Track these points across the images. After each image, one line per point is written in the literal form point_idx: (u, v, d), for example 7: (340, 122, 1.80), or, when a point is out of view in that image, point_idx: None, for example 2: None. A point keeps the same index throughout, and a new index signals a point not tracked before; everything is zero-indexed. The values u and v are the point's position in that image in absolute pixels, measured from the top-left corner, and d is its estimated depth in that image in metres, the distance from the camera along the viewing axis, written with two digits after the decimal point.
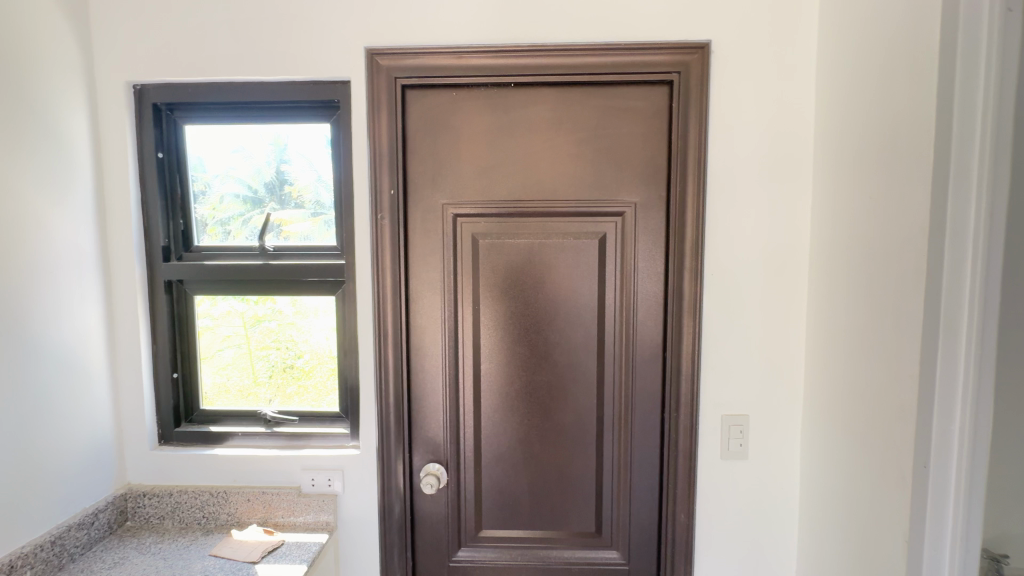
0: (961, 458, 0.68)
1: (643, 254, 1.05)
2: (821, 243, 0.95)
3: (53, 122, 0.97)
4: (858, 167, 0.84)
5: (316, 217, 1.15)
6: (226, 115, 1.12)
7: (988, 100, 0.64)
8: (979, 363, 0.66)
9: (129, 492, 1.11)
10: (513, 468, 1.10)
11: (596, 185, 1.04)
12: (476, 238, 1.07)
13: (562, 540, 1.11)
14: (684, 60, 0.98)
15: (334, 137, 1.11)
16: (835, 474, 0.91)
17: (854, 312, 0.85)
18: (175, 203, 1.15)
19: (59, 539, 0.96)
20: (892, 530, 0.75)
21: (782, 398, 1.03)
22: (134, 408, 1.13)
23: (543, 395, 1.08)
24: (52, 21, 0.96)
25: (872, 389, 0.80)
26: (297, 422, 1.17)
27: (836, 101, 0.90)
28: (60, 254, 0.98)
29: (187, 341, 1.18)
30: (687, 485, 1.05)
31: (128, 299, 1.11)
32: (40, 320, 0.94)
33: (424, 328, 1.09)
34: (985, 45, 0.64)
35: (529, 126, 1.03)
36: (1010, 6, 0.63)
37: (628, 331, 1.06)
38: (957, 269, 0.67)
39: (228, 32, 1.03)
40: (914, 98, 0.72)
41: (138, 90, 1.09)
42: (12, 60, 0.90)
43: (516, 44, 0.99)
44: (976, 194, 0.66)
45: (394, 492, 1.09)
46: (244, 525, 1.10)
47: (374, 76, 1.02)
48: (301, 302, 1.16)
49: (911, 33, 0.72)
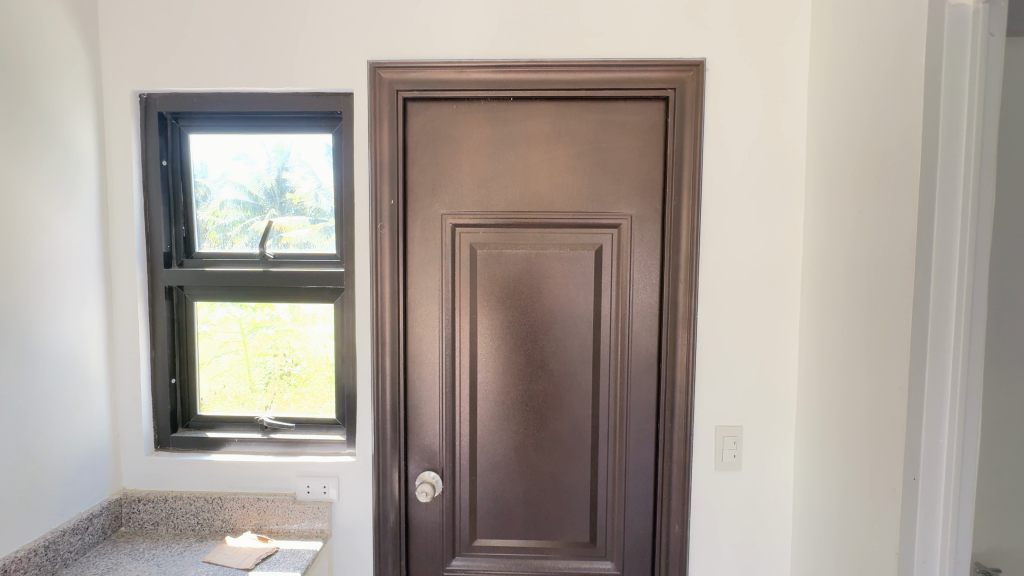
0: (950, 468, 0.69)
1: (638, 265, 1.06)
2: (814, 257, 0.97)
3: (61, 129, 0.99)
4: (848, 183, 0.86)
5: (316, 224, 1.16)
6: (229, 124, 1.14)
7: (972, 120, 0.67)
8: (967, 376, 0.68)
9: (124, 497, 1.11)
10: (508, 477, 1.10)
11: (592, 197, 1.06)
12: (474, 248, 1.08)
13: (556, 550, 1.11)
14: (679, 77, 1.01)
15: (336, 147, 1.13)
16: (827, 486, 0.92)
17: (844, 324, 0.87)
18: (177, 210, 1.17)
19: (53, 544, 0.96)
20: (882, 540, 0.76)
21: (775, 410, 1.04)
22: (132, 413, 1.13)
23: (539, 404, 1.09)
24: (62, 33, 0.99)
25: (862, 401, 0.82)
26: (293, 428, 1.18)
27: (828, 116, 0.93)
28: (64, 259, 1.00)
29: (185, 347, 1.19)
30: (681, 495, 1.05)
31: (128, 303, 1.12)
32: (42, 322, 0.95)
33: (422, 336, 1.10)
34: (969, 68, 0.66)
35: (528, 139, 1.05)
36: (992, 31, 0.66)
37: (624, 341, 1.07)
38: (945, 283, 0.68)
39: (234, 44, 1.05)
40: (901, 117, 0.74)
41: (144, 99, 1.11)
42: (22, 69, 0.92)
43: (516, 60, 1.02)
44: (962, 208, 0.67)
45: (388, 500, 1.09)
46: (239, 532, 1.10)
47: (376, 88, 1.04)
48: (300, 309, 1.17)
49: (899, 52, 0.75)
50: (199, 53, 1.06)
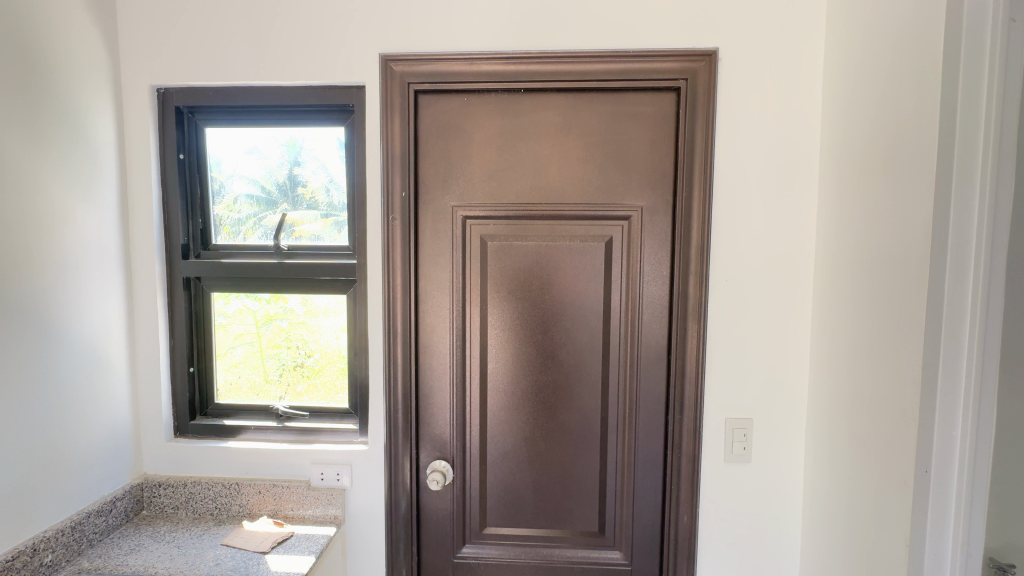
0: (963, 462, 0.68)
1: (648, 257, 1.06)
2: (827, 248, 0.96)
3: (83, 123, 1.02)
4: (863, 172, 0.85)
5: (328, 217, 1.18)
6: (243, 118, 1.16)
7: (990, 109, 0.65)
8: (982, 366, 0.67)
9: (145, 482, 1.15)
10: (518, 466, 1.12)
11: (603, 189, 1.06)
12: (485, 239, 1.09)
13: (565, 540, 1.12)
14: (691, 67, 1.00)
15: (347, 140, 1.15)
16: (839, 479, 0.91)
17: (857, 316, 0.86)
18: (194, 202, 1.19)
19: (79, 525, 1.00)
20: (893, 533, 0.76)
21: (786, 402, 1.04)
22: (152, 401, 1.16)
23: (548, 394, 1.10)
24: (83, 31, 1.01)
25: (873, 393, 0.81)
26: (308, 416, 1.20)
27: (843, 105, 0.91)
28: (86, 250, 1.03)
29: (203, 337, 1.22)
30: (690, 487, 1.06)
31: (148, 294, 1.15)
32: (67, 311, 0.99)
33: (433, 326, 1.11)
34: (989, 55, 0.65)
35: (538, 131, 1.06)
36: (1014, 16, 0.64)
37: (634, 332, 1.08)
38: (959, 275, 0.67)
39: (248, 38, 1.06)
40: (919, 106, 0.73)
41: (162, 93, 1.13)
42: (43, 64, 0.94)
43: (526, 52, 1.02)
44: (979, 200, 0.67)
45: (400, 487, 1.11)
46: (255, 517, 1.12)
47: (388, 80, 1.05)
48: (312, 301, 1.19)
49: (917, 40, 0.73)
50: (215, 48, 1.07)
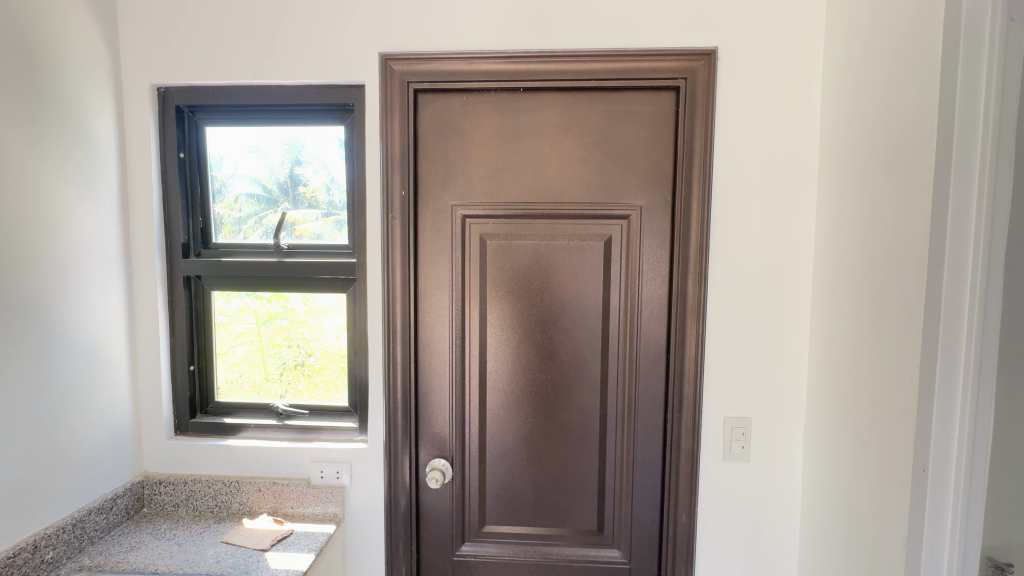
0: (960, 461, 0.68)
1: (648, 256, 1.07)
2: (826, 246, 0.96)
3: (83, 122, 1.02)
4: (861, 172, 0.85)
5: (328, 217, 1.18)
6: (243, 116, 1.16)
7: (988, 108, 0.65)
8: (980, 365, 0.67)
9: (146, 479, 1.15)
10: (517, 464, 1.12)
11: (602, 188, 1.06)
12: (484, 238, 1.09)
13: (564, 538, 1.12)
14: (690, 67, 1.00)
15: (347, 139, 1.15)
16: (837, 478, 0.91)
17: (855, 314, 0.86)
18: (194, 201, 1.19)
19: (80, 522, 1.00)
20: (891, 532, 0.76)
21: (785, 401, 1.04)
22: (152, 399, 1.17)
23: (547, 393, 1.10)
24: (84, 30, 1.02)
25: (871, 392, 0.81)
26: (308, 415, 1.20)
27: (842, 104, 0.91)
28: (87, 249, 1.03)
29: (204, 336, 1.22)
30: (688, 486, 1.06)
31: (148, 292, 1.15)
32: (68, 310, 0.99)
33: (433, 325, 1.12)
34: (988, 55, 0.65)
35: (537, 130, 1.06)
36: (1012, 15, 0.64)
37: (633, 331, 1.08)
38: (957, 274, 0.67)
39: (248, 37, 1.07)
40: (917, 106, 0.73)
41: (162, 93, 1.14)
42: (44, 63, 0.94)
43: (525, 51, 1.02)
44: (977, 200, 0.66)
45: (400, 485, 1.11)
46: (255, 514, 1.13)
47: (388, 79, 1.05)
48: (312, 300, 1.19)
49: (916, 40, 0.73)
50: (215, 47, 1.08)
